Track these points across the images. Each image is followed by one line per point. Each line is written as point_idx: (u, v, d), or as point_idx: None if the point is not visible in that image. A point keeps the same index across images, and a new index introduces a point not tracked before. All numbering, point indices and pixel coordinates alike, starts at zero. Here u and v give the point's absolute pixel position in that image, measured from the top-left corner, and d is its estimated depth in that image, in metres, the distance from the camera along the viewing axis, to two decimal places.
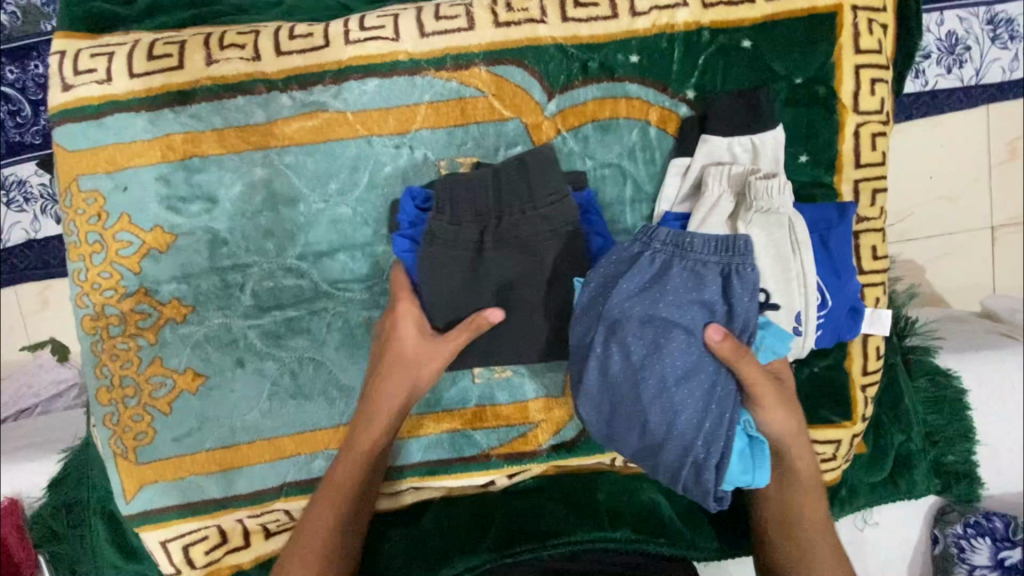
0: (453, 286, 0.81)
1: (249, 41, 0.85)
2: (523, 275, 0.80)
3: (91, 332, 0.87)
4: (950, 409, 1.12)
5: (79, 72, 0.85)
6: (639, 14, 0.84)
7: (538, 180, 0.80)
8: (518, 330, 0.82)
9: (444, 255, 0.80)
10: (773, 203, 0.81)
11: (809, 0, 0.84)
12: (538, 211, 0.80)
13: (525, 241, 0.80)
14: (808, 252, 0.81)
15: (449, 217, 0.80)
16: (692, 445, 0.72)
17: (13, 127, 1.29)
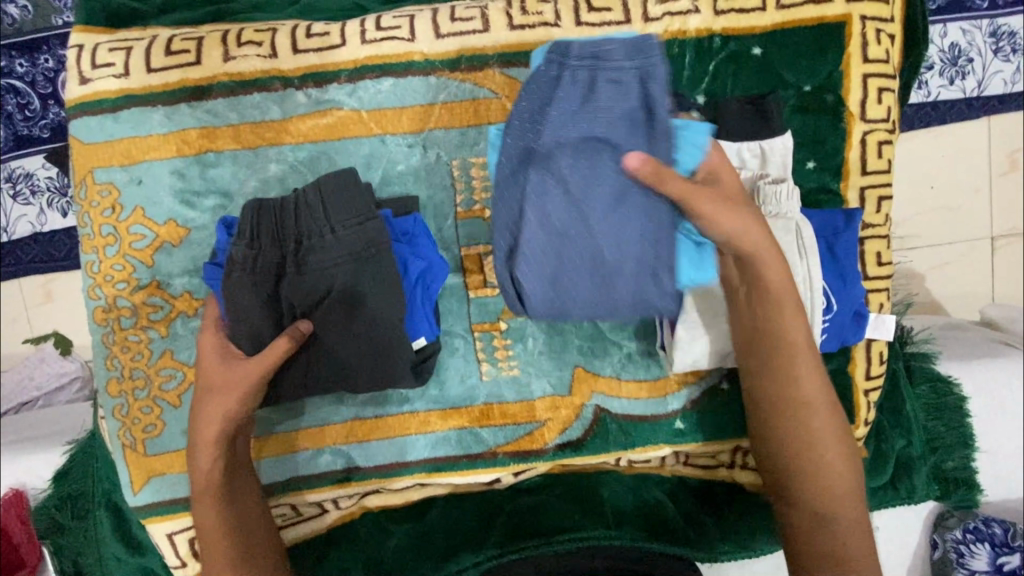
0: (258, 316, 0.76)
1: (267, 39, 0.86)
2: (349, 306, 0.76)
3: (103, 324, 0.88)
4: (950, 416, 1.14)
5: (97, 66, 0.86)
6: (652, 20, 0.85)
7: (340, 205, 0.78)
8: (373, 362, 0.78)
9: (239, 280, 0.75)
10: (782, 208, 0.82)
11: (819, 10, 0.86)
12: (336, 235, 0.77)
13: (322, 269, 0.77)
14: (815, 257, 0.83)
15: (247, 242, 0.76)
16: (643, 256, 0.69)
17: (22, 120, 1.30)
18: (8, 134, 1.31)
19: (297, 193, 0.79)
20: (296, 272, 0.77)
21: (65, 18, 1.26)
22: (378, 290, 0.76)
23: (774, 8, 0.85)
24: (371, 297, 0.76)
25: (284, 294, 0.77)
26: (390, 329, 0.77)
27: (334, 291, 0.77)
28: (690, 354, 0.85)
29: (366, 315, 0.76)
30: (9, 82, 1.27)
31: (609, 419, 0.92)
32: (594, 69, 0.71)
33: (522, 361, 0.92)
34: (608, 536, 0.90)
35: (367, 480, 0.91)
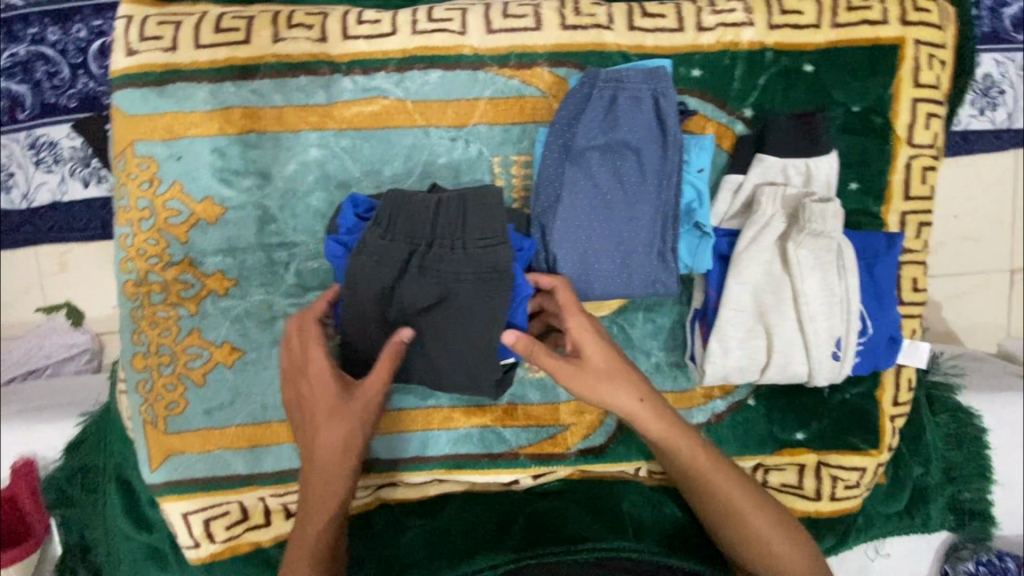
0: (367, 309, 0.76)
1: (317, 22, 0.85)
2: (453, 319, 0.75)
3: (132, 298, 0.87)
4: (970, 447, 1.13)
5: (144, 38, 0.85)
6: (705, 30, 0.85)
7: (479, 220, 0.75)
8: (456, 371, 0.77)
9: (363, 268, 0.75)
10: (827, 226, 0.82)
11: (874, 31, 0.85)
12: (465, 250, 0.75)
13: (444, 279, 0.74)
14: (854, 278, 0.82)
15: (381, 232, 0.76)
16: (652, 240, 0.82)
17: (50, 89, 1.29)
18: (35, 102, 1.30)
19: (439, 198, 0.76)
20: (413, 274, 0.75)
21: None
22: (479, 305, 0.74)
23: (828, 26, 0.85)
24: (474, 319, 0.74)
25: (394, 300, 0.76)
26: (476, 344, 0.75)
27: (439, 305, 0.75)
28: (722, 368, 0.84)
29: (454, 332, 0.75)
30: (40, 50, 1.27)
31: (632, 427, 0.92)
32: (617, 88, 0.80)
33: None
34: (629, 549, 0.87)
35: (386, 473, 0.91)
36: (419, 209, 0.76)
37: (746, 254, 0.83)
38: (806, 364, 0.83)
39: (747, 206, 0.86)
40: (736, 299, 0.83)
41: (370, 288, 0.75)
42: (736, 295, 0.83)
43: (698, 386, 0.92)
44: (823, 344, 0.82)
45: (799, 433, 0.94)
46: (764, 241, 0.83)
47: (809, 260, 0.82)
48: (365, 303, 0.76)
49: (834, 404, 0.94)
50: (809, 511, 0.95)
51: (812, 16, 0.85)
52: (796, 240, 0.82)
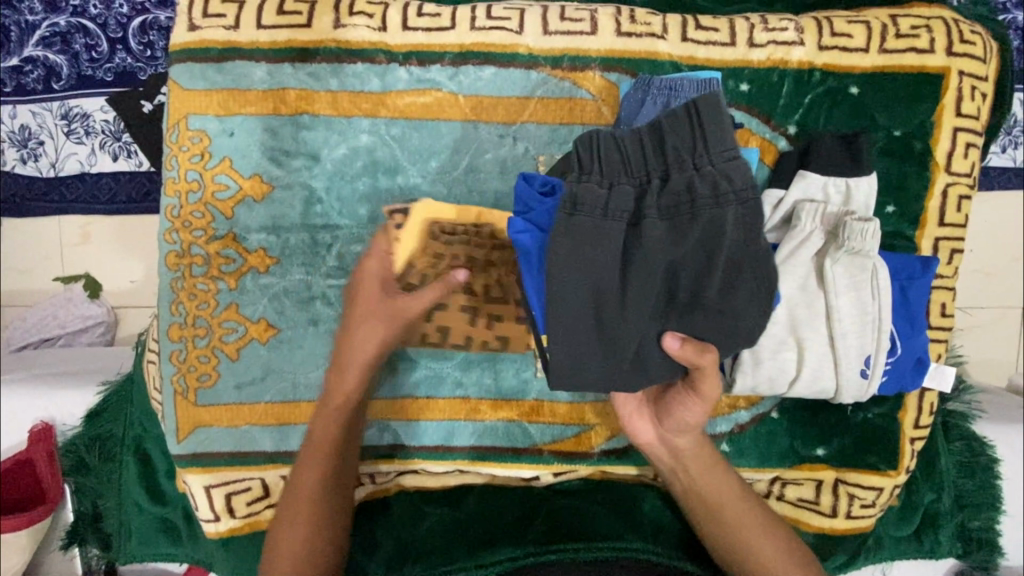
0: (607, 281, 0.60)
1: (378, 12, 0.87)
2: (721, 262, 0.61)
3: (174, 268, 0.88)
4: (981, 476, 1.13)
5: (208, 15, 0.87)
6: (756, 46, 0.87)
7: (716, 136, 0.61)
8: (722, 335, 0.65)
9: (587, 231, 0.60)
10: (865, 245, 0.83)
11: (921, 58, 0.87)
12: (707, 175, 0.61)
13: (694, 216, 0.60)
14: (888, 298, 0.83)
15: (596, 180, 0.62)
16: None
17: (88, 61, 1.25)
18: (71, 73, 1.26)
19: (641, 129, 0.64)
20: (654, 219, 0.61)
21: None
22: (742, 238, 0.61)
23: (876, 52, 0.87)
24: (740, 271, 0.62)
25: (635, 260, 0.60)
26: (752, 290, 0.63)
27: (704, 256, 0.60)
28: (751, 377, 0.85)
29: (724, 288, 0.62)
30: (80, 22, 1.22)
31: None
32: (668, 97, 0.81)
33: None
34: (647, 550, 0.88)
35: (409, 459, 0.91)
36: (630, 148, 0.63)
37: (783, 268, 0.85)
38: (835, 380, 0.85)
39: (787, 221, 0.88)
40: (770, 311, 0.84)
41: (593, 252, 0.60)
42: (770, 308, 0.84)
43: (725, 396, 0.93)
44: (853, 362, 0.84)
45: (820, 448, 0.95)
46: (801, 255, 0.85)
47: (845, 277, 0.83)
48: (594, 270, 0.60)
49: (857, 423, 0.94)
50: (824, 528, 0.95)
51: (861, 40, 0.87)
52: (833, 256, 0.84)
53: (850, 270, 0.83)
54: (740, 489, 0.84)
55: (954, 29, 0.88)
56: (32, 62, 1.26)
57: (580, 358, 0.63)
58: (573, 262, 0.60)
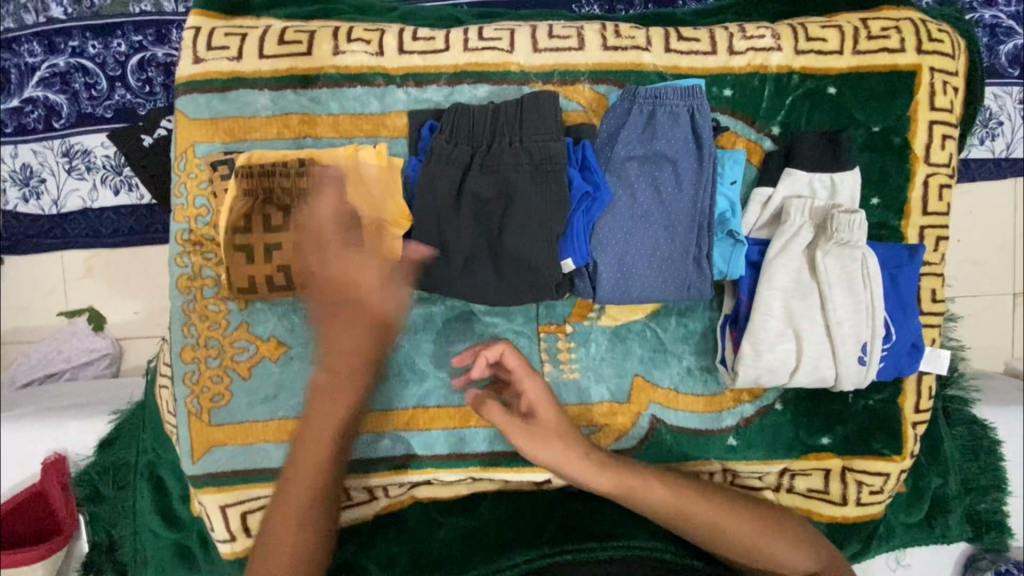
0: (443, 205, 0.85)
1: (375, 38, 0.91)
2: (521, 210, 0.84)
3: (185, 291, 0.90)
4: (985, 459, 1.16)
5: (211, 48, 0.91)
6: (736, 53, 0.91)
7: (534, 122, 0.86)
8: (531, 270, 0.85)
9: (436, 173, 0.85)
10: (852, 236, 0.86)
11: (892, 58, 0.92)
12: (523, 147, 0.85)
13: (505, 175, 0.85)
14: (879, 287, 0.87)
15: (447, 140, 0.86)
16: (689, 245, 0.86)
17: (87, 99, 1.29)
18: (73, 112, 1.30)
19: (494, 106, 0.87)
20: (481, 172, 0.85)
21: (142, 6, 1.26)
22: (536, 193, 0.84)
23: (850, 53, 0.92)
24: (544, 218, 0.84)
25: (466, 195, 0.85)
26: (541, 238, 0.84)
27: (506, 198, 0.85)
28: (753, 370, 0.87)
29: (530, 230, 0.84)
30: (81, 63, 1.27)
31: (663, 430, 0.95)
32: (654, 104, 0.86)
33: (583, 364, 0.94)
34: (661, 548, 0.89)
35: (423, 469, 0.92)
36: (479, 120, 0.87)
37: (777, 262, 0.88)
38: (835, 368, 0.87)
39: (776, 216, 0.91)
40: (766, 304, 0.87)
41: (437, 185, 0.85)
42: (766, 301, 0.87)
43: (728, 390, 0.95)
44: (851, 350, 0.86)
45: (825, 438, 0.96)
46: (792, 248, 0.88)
47: (835, 268, 0.87)
48: (434, 199, 0.85)
49: (859, 410, 0.96)
50: (836, 517, 0.97)
51: (835, 43, 0.91)
52: (823, 248, 0.87)
53: (839, 261, 0.87)
54: (728, 503, 0.85)
55: (922, 29, 0.92)
56: (32, 103, 1.29)
57: (425, 271, 0.87)
58: (422, 195, 0.86)
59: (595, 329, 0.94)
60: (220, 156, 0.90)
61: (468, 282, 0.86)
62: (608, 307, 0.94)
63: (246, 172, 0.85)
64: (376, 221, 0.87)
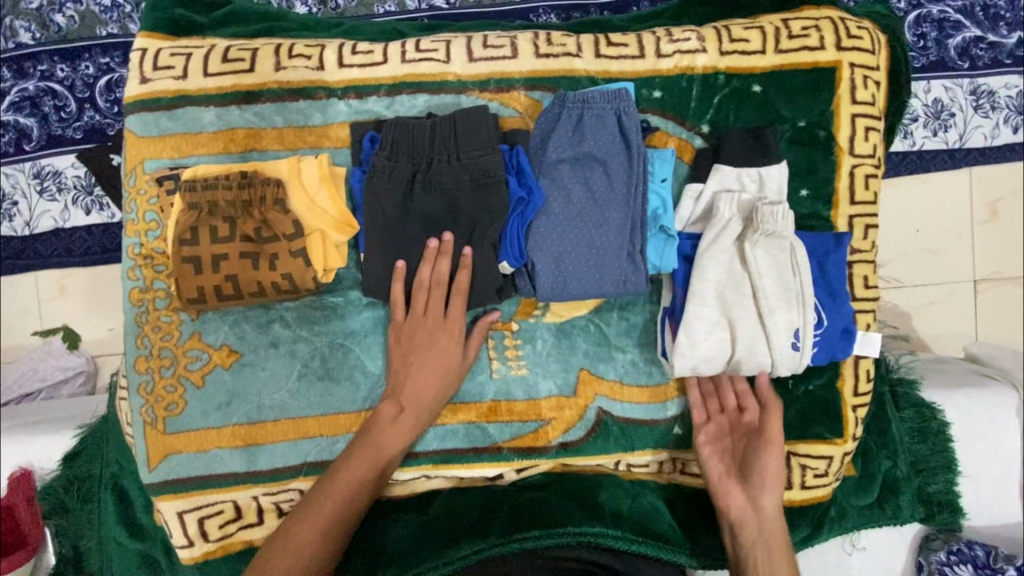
0: (388, 220, 0.88)
1: (316, 53, 0.95)
2: (467, 225, 0.89)
3: (138, 303, 0.93)
4: (934, 440, 1.19)
5: (157, 67, 0.94)
6: (663, 56, 0.95)
7: (471, 137, 0.88)
8: (476, 284, 0.90)
9: (380, 189, 0.88)
10: (780, 228, 0.90)
11: (813, 55, 0.96)
12: (462, 160, 0.88)
13: (448, 190, 0.88)
14: (807, 273, 0.90)
15: (388, 154, 0.89)
16: (623, 244, 0.89)
17: (57, 122, 1.32)
18: (42, 133, 1.33)
19: (432, 121, 0.90)
20: (423, 186, 0.88)
21: (108, 29, 1.30)
22: (479, 208, 0.88)
23: (773, 52, 0.96)
24: (484, 231, 0.88)
25: (410, 210, 0.88)
26: (487, 253, 0.89)
27: (448, 210, 0.89)
28: (691, 359, 0.89)
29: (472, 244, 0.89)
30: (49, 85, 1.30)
31: (610, 421, 0.96)
32: (583, 109, 0.90)
33: (529, 360, 0.96)
34: (608, 535, 0.91)
35: None
36: (418, 133, 0.89)
37: (708, 255, 0.90)
38: (770, 355, 0.90)
39: (707, 211, 0.95)
40: (700, 295, 0.90)
41: (380, 201, 0.88)
42: (701, 292, 0.90)
43: (672, 380, 0.97)
44: (784, 336, 0.89)
45: None
46: (723, 240, 0.91)
47: (765, 258, 0.90)
48: (378, 216, 0.88)
49: (800, 396, 0.99)
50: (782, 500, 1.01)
51: (757, 44, 0.96)
52: (752, 239, 0.90)
53: (768, 252, 0.90)
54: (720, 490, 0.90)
55: (842, 27, 0.97)
56: (4, 126, 1.32)
57: (376, 285, 0.90)
58: (368, 212, 0.88)
59: (539, 326, 0.97)
60: (166, 171, 0.92)
61: (421, 294, 0.89)
62: (553, 305, 0.96)
63: (188, 187, 0.88)
64: (319, 229, 0.90)
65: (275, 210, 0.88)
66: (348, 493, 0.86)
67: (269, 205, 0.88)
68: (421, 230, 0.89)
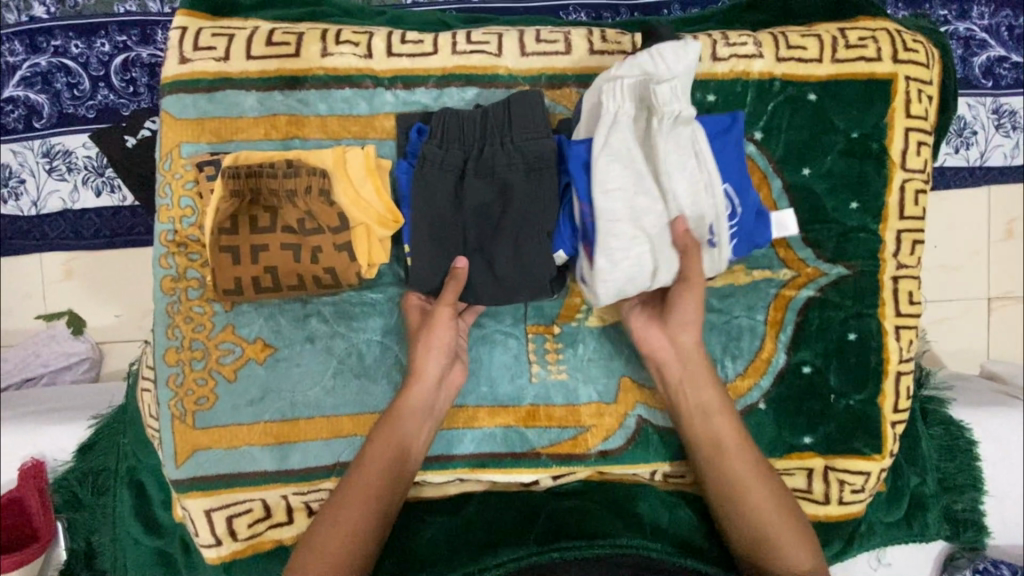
0: (438, 208, 0.85)
1: (364, 40, 0.92)
2: (518, 211, 0.84)
3: (170, 292, 0.89)
4: (961, 458, 1.18)
5: (198, 48, 0.90)
6: (720, 60, 0.93)
7: (525, 123, 0.85)
8: (528, 275, 0.84)
9: (428, 176, 0.85)
10: (681, 104, 0.77)
11: (869, 66, 0.94)
12: (516, 146, 0.85)
13: (500, 177, 0.85)
14: (707, 158, 0.81)
15: (438, 142, 0.86)
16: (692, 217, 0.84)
17: (70, 100, 1.26)
18: (53, 112, 1.27)
19: (483, 110, 0.87)
20: (474, 174, 0.85)
21: (126, 6, 1.22)
22: (531, 196, 0.83)
23: (829, 61, 0.94)
24: (537, 219, 0.83)
25: (461, 196, 0.85)
26: (542, 241, 0.83)
27: (501, 197, 0.85)
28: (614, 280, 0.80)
29: (524, 231, 0.83)
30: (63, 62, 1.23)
31: (650, 430, 0.94)
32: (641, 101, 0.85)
33: (570, 365, 0.94)
34: (647, 546, 0.89)
35: None
36: (470, 121, 0.87)
37: (605, 158, 0.78)
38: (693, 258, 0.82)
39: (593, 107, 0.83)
40: (611, 211, 0.78)
41: (430, 189, 0.85)
42: (608, 203, 0.78)
43: None
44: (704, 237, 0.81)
45: (806, 437, 0.98)
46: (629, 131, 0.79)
47: (619, 162, 0.79)
48: (428, 204, 0.85)
49: (841, 410, 0.98)
50: (819, 516, 0.99)
51: (814, 52, 0.94)
52: (660, 121, 0.78)
53: (617, 136, 0.79)
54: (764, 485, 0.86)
55: (898, 39, 0.95)
56: (13, 102, 1.26)
57: (425, 278, 0.86)
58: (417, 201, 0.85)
59: (580, 330, 0.95)
60: (205, 157, 0.89)
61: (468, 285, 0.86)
62: (596, 308, 0.95)
63: (231, 173, 0.84)
64: (363, 222, 0.87)
65: (320, 202, 0.86)
66: (366, 507, 0.81)
67: (314, 196, 0.86)
68: (471, 218, 0.85)
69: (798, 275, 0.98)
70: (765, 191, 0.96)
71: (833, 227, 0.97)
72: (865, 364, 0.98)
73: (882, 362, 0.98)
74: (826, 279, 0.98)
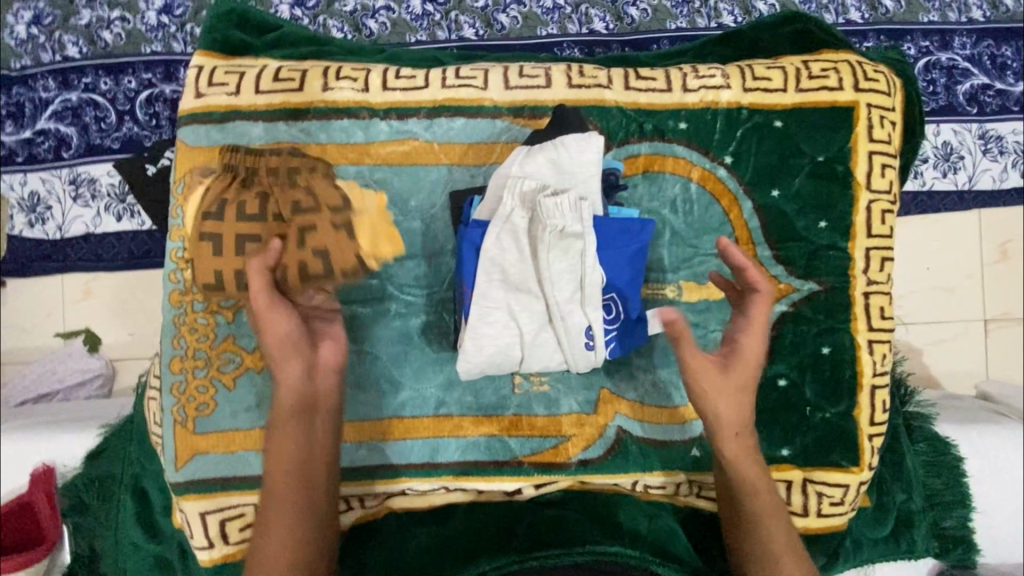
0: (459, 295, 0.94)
1: (362, 76, 1.01)
2: None
3: (177, 305, 0.96)
4: (949, 474, 1.18)
5: (212, 84, 1.00)
6: (689, 91, 1.01)
7: None
8: None
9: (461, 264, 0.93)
10: (571, 222, 0.83)
11: (832, 95, 1.01)
12: None
13: None
14: (565, 265, 0.84)
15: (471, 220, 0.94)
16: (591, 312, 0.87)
17: (95, 131, 1.36)
18: (80, 142, 1.37)
19: None
20: None
21: (152, 47, 1.33)
22: None
23: (794, 91, 1.01)
24: None
25: None
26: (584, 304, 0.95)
27: None
28: (475, 362, 0.88)
29: None
30: (91, 97, 1.34)
31: (629, 440, 0.98)
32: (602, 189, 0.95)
33: (552, 377, 0.98)
34: (627, 554, 0.93)
35: (398, 478, 0.96)
36: None
37: (493, 248, 0.85)
38: (560, 353, 0.88)
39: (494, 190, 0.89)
40: (493, 304, 0.86)
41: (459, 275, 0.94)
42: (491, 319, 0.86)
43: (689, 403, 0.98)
44: (573, 334, 0.86)
45: (784, 449, 1.00)
46: (520, 234, 0.84)
47: (507, 258, 0.85)
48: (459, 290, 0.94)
49: (817, 423, 1.00)
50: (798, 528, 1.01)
51: (779, 82, 1.01)
52: (535, 222, 0.84)
53: (503, 231, 0.85)
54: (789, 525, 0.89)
55: (859, 70, 1.02)
56: (43, 134, 1.37)
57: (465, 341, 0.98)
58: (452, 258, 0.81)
59: None
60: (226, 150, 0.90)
61: None
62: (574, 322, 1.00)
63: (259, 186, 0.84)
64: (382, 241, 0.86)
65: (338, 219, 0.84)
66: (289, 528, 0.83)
67: (332, 213, 0.84)
68: None
69: (771, 291, 1.02)
70: (736, 212, 1.01)
71: (803, 245, 1.02)
72: (840, 378, 1.01)
73: (857, 376, 1.01)
74: (798, 294, 1.02)
